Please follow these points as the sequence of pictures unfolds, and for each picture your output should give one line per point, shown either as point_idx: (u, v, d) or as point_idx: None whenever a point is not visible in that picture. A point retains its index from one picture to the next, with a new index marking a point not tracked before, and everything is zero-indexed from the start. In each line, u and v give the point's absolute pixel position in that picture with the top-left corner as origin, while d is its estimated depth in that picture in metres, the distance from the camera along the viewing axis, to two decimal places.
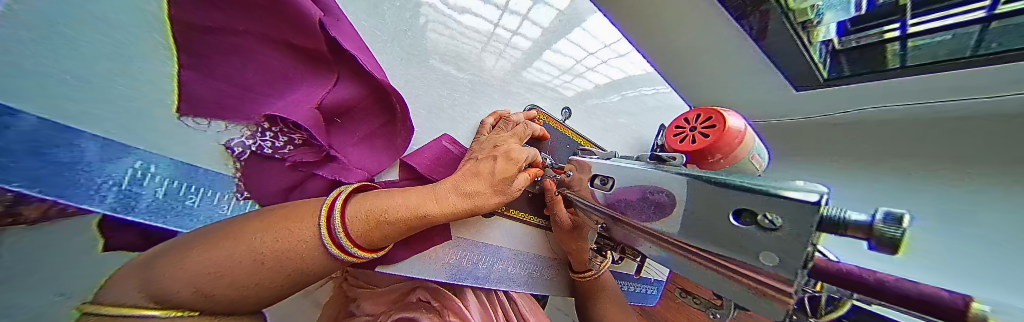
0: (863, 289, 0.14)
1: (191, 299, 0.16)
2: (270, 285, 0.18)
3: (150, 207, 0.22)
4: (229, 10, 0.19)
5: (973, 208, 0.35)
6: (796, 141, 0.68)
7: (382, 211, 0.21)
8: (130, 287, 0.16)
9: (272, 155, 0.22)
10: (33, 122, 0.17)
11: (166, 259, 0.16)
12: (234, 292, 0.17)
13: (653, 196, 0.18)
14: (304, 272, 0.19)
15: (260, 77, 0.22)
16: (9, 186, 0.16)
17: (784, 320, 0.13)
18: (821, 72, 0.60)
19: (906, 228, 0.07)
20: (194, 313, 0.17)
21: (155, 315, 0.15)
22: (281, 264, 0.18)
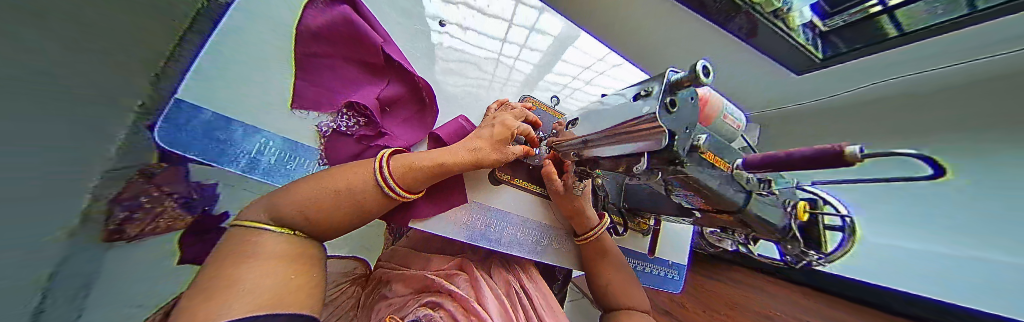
0: (785, 166, 0.18)
1: (292, 221, 0.25)
2: (342, 211, 0.27)
3: (265, 170, 0.32)
4: (328, 44, 0.31)
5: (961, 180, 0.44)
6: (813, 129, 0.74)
7: (414, 162, 0.30)
8: (258, 214, 0.25)
9: (346, 131, 0.32)
10: (210, 118, 0.30)
11: (280, 195, 0.26)
12: (318, 216, 0.26)
13: (615, 126, 0.23)
14: (362, 205, 0.28)
15: (340, 83, 0.32)
16: (191, 154, 0.28)
17: (676, 146, 0.18)
18: (817, 54, 0.71)
19: (695, 67, 0.14)
20: (292, 232, 0.25)
21: (272, 228, 0.24)
22: (344, 197, 0.26)
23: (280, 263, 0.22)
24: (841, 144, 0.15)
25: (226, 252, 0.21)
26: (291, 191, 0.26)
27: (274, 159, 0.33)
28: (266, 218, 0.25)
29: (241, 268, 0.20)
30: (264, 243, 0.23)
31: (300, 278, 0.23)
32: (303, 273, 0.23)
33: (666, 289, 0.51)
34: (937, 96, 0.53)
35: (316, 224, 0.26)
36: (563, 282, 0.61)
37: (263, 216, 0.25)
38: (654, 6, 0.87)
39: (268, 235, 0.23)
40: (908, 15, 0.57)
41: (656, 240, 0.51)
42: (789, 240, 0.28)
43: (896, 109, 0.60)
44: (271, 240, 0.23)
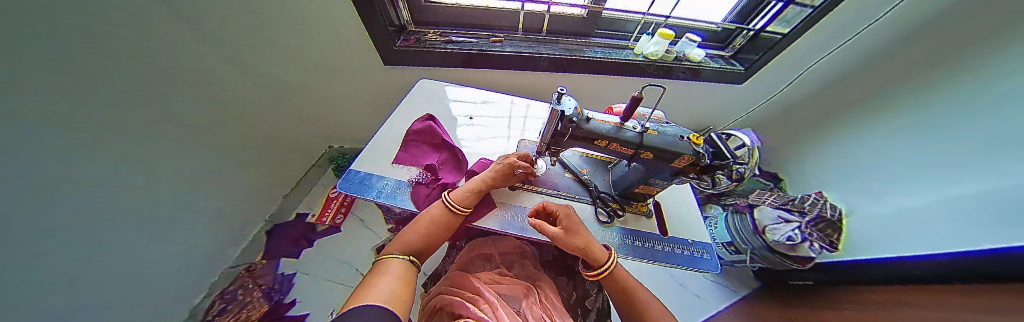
0: (635, 107, 0.39)
1: (407, 251, 0.44)
2: (431, 233, 0.48)
3: (383, 195, 0.57)
4: (417, 140, 0.68)
5: (996, 121, 0.58)
6: (886, 97, 0.86)
7: (461, 192, 0.52)
8: (392, 249, 0.44)
9: (421, 181, 0.60)
10: (363, 177, 0.61)
11: (396, 237, 0.46)
12: (418, 240, 0.46)
13: (550, 128, 0.44)
14: (440, 226, 0.49)
15: (422, 154, 0.66)
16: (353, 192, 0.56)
17: (568, 115, 0.41)
18: (738, 68, 1.10)
19: (556, 92, 0.40)
20: (406, 257, 0.43)
21: (402, 255, 0.42)
22: (439, 226, 0.49)
23: (395, 278, 0.37)
24: (635, 95, 0.37)
25: (375, 271, 0.39)
26: (402, 232, 0.47)
27: (389, 189, 0.59)
28: (394, 251, 0.43)
29: (379, 278, 0.36)
30: (393, 265, 0.40)
31: (401, 294, 0.34)
32: (405, 289, 0.36)
33: (695, 266, 0.52)
34: (933, 47, 0.75)
35: (416, 246, 0.45)
36: (596, 296, 0.64)
37: (393, 251, 0.44)
38: (614, 82, 1.17)
39: (395, 260, 0.41)
40: (776, 29, 0.96)
41: (659, 218, 0.60)
42: (703, 157, 0.42)
43: (918, 44, 0.78)
44: (394, 264, 0.40)
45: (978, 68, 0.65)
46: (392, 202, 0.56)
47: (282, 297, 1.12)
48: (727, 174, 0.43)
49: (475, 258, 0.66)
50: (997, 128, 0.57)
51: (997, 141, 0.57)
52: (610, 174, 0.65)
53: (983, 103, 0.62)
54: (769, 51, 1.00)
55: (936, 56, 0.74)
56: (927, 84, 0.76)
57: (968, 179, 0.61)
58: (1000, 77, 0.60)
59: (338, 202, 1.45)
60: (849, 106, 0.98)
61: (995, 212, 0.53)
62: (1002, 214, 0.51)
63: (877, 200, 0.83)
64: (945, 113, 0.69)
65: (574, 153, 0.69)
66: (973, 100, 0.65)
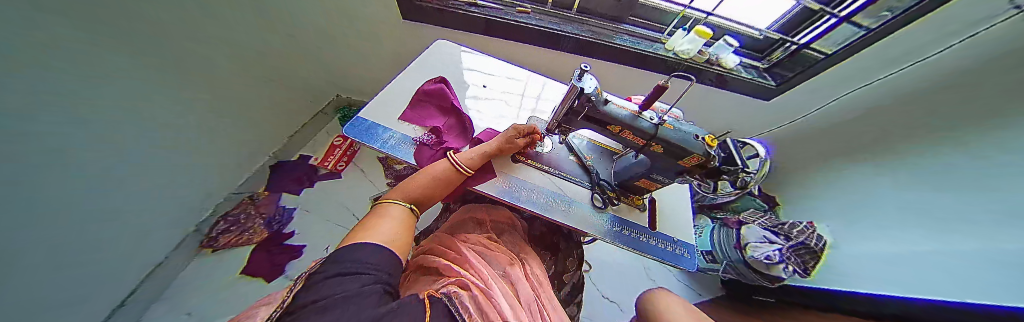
0: (657, 96, 0.38)
1: (410, 199, 0.45)
2: (434, 187, 0.49)
3: (388, 146, 0.58)
4: (426, 101, 0.67)
5: (989, 181, 0.58)
6: (900, 141, 0.85)
7: (469, 154, 0.53)
8: (395, 194, 0.45)
9: (424, 141, 0.61)
10: (370, 126, 0.62)
11: (402, 184, 0.48)
12: (421, 192, 0.47)
13: (567, 105, 0.44)
14: (445, 182, 0.51)
15: (430, 116, 0.66)
16: (359, 138, 0.58)
17: (588, 94, 0.40)
18: (771, 83, 1.08)
19: (581, 68, 0.39)
20: (409, 206, 0.44)
21: (405, 203, 0.44)
22: (443, 180, 0.50)
23: (395, 222, 0.39)
24: (661, 84, 0.36)
25: (373, 213, 0.40)
26: (406, 181, 0.47)
27: (394, 141, 0.60)
28: (397, 197, 0.45)
29: (378, 221, 0.37)
30: (394, 210, 0.41)
31: (401, 236, 0.37)
32: (403, 234, 0.38)
33: (675, 261, 0.55)
34: (950, 99, 0.73)
35: (418, 197, 0.47)
36: (574, 273, 0.71)
37: (397, 196, 0.45)
38: (636, 75, 1.13)
39: (395, 205, 0.43)
40: (821, 47, 0.95)
41: (650, 212, 0.62)
42: (713, 159, 0.42)
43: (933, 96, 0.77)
44: (393, 209, 0.41)
45: (973, 128, 0.66)
46: (397, 154, 0.58)
47: (281, 228, 1.19)
48: (732, 180, 0.44)
49: (468, 220, 0.69)
50: (990, 192, 0.58)
51: (990, 201, 0.57)
52: (615, 165, 0.65)
53: (966, 154, 0.66)
54: (810, 68, 0.96)
55: (950, 109, 0.73)
56: (937, 135, 0.75)
57: (958, 237, 0.61)
58: (995, 143, 0.60)
59: (342, 151, 1.48)
60: (867, 144, 0.96)
61: (973, 269, 0.54)
62: (979, 273, 0.53)
63: (870, 238, 0.84)
64: (944, 165, 0.70)
65: (582, 138, 0.70)
66: (968, 159, 0.65)
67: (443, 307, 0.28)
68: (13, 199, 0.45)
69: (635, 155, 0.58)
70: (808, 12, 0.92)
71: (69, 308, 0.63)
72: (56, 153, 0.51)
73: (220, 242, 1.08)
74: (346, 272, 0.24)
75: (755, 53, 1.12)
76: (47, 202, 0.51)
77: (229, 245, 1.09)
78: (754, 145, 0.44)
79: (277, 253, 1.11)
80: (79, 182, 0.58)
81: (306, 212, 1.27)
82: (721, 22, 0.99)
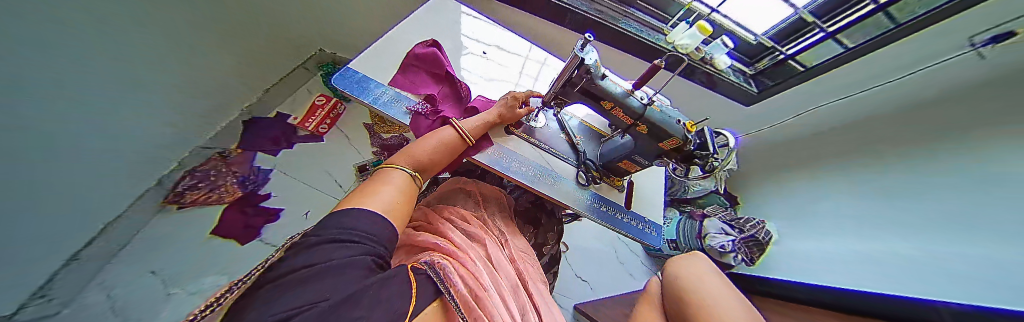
0: (650, 76, 0.39)
1: (414, 167, 0.42)
2: (438, 156, 0.45)
3: (381, 103, 0.56)
4: (419, 65, 0.63)
5: (916, 197, 0.69)
6: (835, 157, 0.98)
7: (472, 122, 0.52)
8: (397, 160, 0.42)
9: (417, 110, 0.57)
10: (361, 79, 0.59)
11: (404, 151, 0.43)
12: (425, 160, 0.43)
13: (565, 77, 0.45)
14: (450, 151, 0.48)
15: (424, 81, 0.63)
16: (348, 91, 0.54)
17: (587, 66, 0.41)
18: (753, 90, 1.16)
19: (584, 37, 0.38)
20: (414, 174, 0.41)
21: (410, 171, 0.40)
22: (448, 147, 0.47)
23: (398, 190, 0.36)
24: (656, 64, 0.37)
25: (375, 178, 0.37)
26: (412, 146, 0.44)
27: (387, 99, 0.57)
28: (400, 162, 0.41)
29: (379, 187, 0.34)
30: (397, 177, 0.38)
31: (401, 206, 0.34)
32: (405, 203, 0.35)
33: (645, 239, 0.60)
34: (876, 125, 0.85)
35: (423, 166, 0.43)
36: (553, 244, 0.76)
37: (400, 162, 0.41)
38: (635, 63, 1.14)
39: (399, 172, 0.39)
40: (803, 59, 1.01)
41: (627, 193, 0.67)
42: (689, 143, 0.46)
43: (863, 125, 0.89)
44: (396, 176, 0.38)
45: (898, 152, 0.78)
46: (383, 110, 0.54)
47: (257, 188, 1.13)
48: (702, 165, 0.47)
49: (456, 191, 0.65)
50: (921, 206, 0.67)
51: (921, 213, 0.66)
52: (602, 147, 0.67)
53: (892, 172, 0.78)
54: (790, 79, 1.04)
55: (875, 135, 0.85)
56: (870, 154, 0.86)
57: (889, 240, 0.71)
58: (923, 167, 0.70)
59: (324, 113, 1.40)
60: (812, 156, 1.08)
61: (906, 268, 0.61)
62: (914, 271, 0.59)
63: (818, 240, 0.93)
64: (871, 179, 0.83)
65: (574, 118, 0.72)
66: (896, 178, 0.76)
67: (428, 279, 0.29)
68: (15, 194, 0.42)
69: (621, 138, 0.60)
70: (800, 22, 0.98)
71: (70, 245, 0.63)
72: (74, 96, 0.50)
73: (188, 198, 0.99)
74: (336, 238, 0.23)
75: (746, 58, 1.18)
76: (74, 144, 0.52)
77: (199, 203, 1.01)
78: (727, 137, 0.47)
79: (252, 215, 1.07)
80: (95, 126, 0.58)
81: (284, 172, 1.21)
82: (722, 20, 1.02)
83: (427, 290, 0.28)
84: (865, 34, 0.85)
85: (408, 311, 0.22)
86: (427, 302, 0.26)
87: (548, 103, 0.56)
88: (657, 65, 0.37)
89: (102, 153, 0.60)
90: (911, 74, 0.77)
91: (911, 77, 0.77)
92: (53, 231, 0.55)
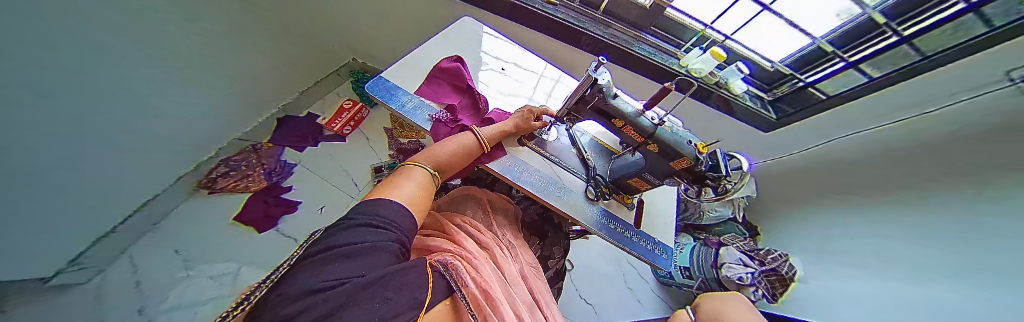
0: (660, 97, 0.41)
1: (433, 167, 0.45)
2: (456, 159, 0.48)
3: (405, 109, 0.61)
4: (443, 77, 0.69)
5: (964, 241, 0.61)
6: (869, 192, 0.91)
7: (489, 130, 0.56)
8: (420, 158, 0.45)
9: (438, 118, 0.61)
10: (390, 87, 0.65)
11: (425, 150, 0.46)
12: (443, 161, 0.46)
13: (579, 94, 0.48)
14: (468, 155, 0.51)
15: (446, 92, 0.68)
16: (378, 97, 0.60)
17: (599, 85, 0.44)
18: (773, 116, 1.14)
19: (596, 60, 0.41)
20: (433, 173, 0.44)
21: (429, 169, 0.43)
22: (465, 151, 0.50)
23: (417, 186, 0.38)
24: (666, 86, 0.39)
25: (398, 173, 0.40)
26: (433, 148, 0.47)
27: (411, 106, 0.62)
28: (421, 161, 0.44)
29: (401, 182, 0.37)
30: (418, 174, 0.41)
31: (422, 201, 0.37)
32: (423, 199, 0.38)
33: (654, 260, 0.59)
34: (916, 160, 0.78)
35: (441, 167, 0.46)
36: (558, 259, 0.75)
37: (422, 160, 0.44)
38: (648, 85, 1.16)
39: (420, 170, 0.42)
40: (824, 87, 0.99)
41: (637, 211, 0.66)
42: (700, 164, 0.45)
43: (904, 159, 0.81)
44: (417, 173, 0.41)
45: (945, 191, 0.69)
46: (405, 114, 0.59)
47: (280, 181, 1.21)
48: (714, 186, 0.47)
49: (467, 197, 0.66)
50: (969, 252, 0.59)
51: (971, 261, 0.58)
52: (613, 163, 0.68)
53: (937, 213, 0.70)
54: (810, 107, 1.02)
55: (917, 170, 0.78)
56: (914, 192, 0.78)
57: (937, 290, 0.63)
58: (968, 209, 0.62)
59: (349, 115, 1.49)
60: (844, 189, 1.00)
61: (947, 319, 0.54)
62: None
63: (856, 283, 0.85)
64: (916, 220, 0.74)
65: (586, 134, 0.74)
66: (943, 220, 0.68)
67: (440, 277, 0.31)
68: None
69: (632, 155, 0.61)
70: (818, 52, 0.98)
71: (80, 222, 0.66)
72: (82, 79, 0.53)
73: (221, 184, 1.09)
74: (365, 224, 0.25)
75: (764, 84, 1.18)
76: (74, 123, 0.55)
77: (228, 190, 1.10)
78: (739, 159, 0.47)
79: (273, 205, 1.14)
80: (102, 108, 0.60)
81: (305, 168, 1.29)
82: (736, 47, 1.06)
83: (441, 287, 0.29)
84: (887, 64, 0.82)
85: (424, 300, 0.24)
86: (438, 299, 0.27)
87: (560, 118, 0.58)
88: (666, 87, 0.39)
89: (106, 135, 0.63)
90: (938, 109, 0.71)
91: (939, 111, 0.71)
92: (49, 207, 0.56)
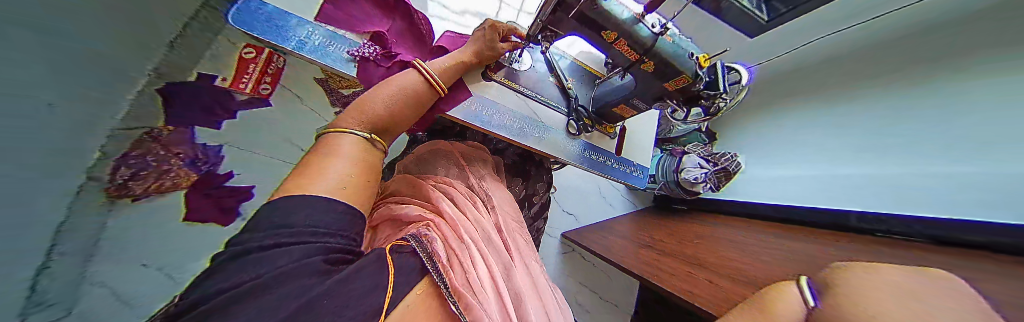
0: None
1: (368, 127, 0.35)
2: (402, 113, 0.38)
3: (309, 48, 0.41)
4: None
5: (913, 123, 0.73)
6: (821, 91, 1.01)
7: (440, 66, 0.42)
8: (348, 118, 0.34)
9: (365, 54, 0.44)
10: (272, 15, 0.41)
11: (353, 106, 0.35)
12: (381, 117, 0.36)
13: None
14: (418, 105, 0.40)
15: (366, 17, 0.48)
16: (255, 33, 0.38)
17: None
18: (764, 18, 1.15)
19: None
20: (371, 135, 0.35)
21: (362, 134, 0.34)
22: (413, 98, 0.39)
23: (349, 160, 0.31)
24: None
25: (322, 145, 0.31)
26: (359, 107, 0.35)
27: (318, 42, 0.42)
28: (352, 124, 0.34)
29: (326, 159, 0.29)
30: (349, 142, 0.32)
31: (360, 179, 0.31)
32: (363, 175, 0.31)
33: (631, 182, 0.63)
34: (896, 51, 0.83)
35: (383, 124, 0.36)
36: (542, 194, 0.78)
37: (352, 120, 0.34)
38: None
39: (348, 137, 0.33)
40: None
41: (619, 139, 0.64)
42: (699, 81, 0.41)
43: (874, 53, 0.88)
44: (346, 143, 0.32)
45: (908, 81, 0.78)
46: (311, 55, 0.41)
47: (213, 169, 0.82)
48: (707, 106, 0.44)
49: (438, 153, 0.58)
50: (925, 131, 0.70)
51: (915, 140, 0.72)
52: (595, 90, 0.62)
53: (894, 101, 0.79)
54: (800, 5, 1.04)
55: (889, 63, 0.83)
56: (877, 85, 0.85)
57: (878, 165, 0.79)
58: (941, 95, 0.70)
59: (258, 67, 0.94)
60: (792, 93, 1.12)
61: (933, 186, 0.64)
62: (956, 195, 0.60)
63: (789, 168, 1.05)
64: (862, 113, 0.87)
65: (564, 56, 0.62)
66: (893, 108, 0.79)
67: (405, 266, 0.27)
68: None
69: (620, 77, 0.54)
70: None
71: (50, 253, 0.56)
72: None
73: (142, 189, 0.62)
74: (251, 250, 0.20)
75: None
76: None
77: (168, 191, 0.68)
78: (741, 74, 0.42)
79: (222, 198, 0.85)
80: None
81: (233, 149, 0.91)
82: None
83: (408, 276, 0.26)
84: None
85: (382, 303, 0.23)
86: (405, 292, 0.25)
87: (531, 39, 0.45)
88: None
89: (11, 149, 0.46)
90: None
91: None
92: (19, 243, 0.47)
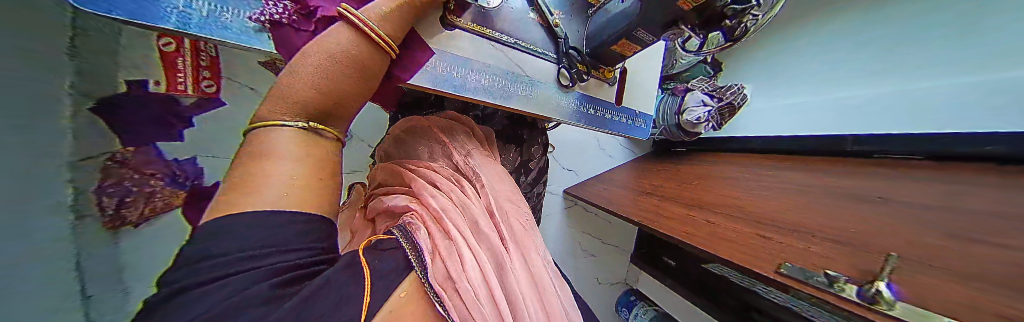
0: None
1: (302, 114, 0.25)
2: (347, 88, 0.27)
3: (206, 23, 0.27)
4: None
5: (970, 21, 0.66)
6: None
7: (382, 11, 0.29)
8: (270, 105, 0.24)
9: (274, 16, 0.31)
10: None
11: (274, 87, 0.24)
12: (316, 97, 0.25)
13: None
14: (367, 73, 0.28)
15: None
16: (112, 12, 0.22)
17: None
18: None
19: None
20: (310, 124, 0.25)
21: (292, 125, 0.23)
22: (357, 64, 0.27)
23: (285, 164, 0.22)
24: None
25: (247, 148, 0.23)
26: (284, 86, 0.24)
27: (210, 10, 0.28)
28: (277, 113, 0.24)
29: (250, 169, 0.21)
30: (280, 139, 0.23)
31: (310, 186, 0.23)
32: (310, 182, 0.23)
33: (632, 133, 0.58)
34: None
35: (325, 107, 0.26)
36: (539, 158, 0.73)
37: (276, 107, 0.24)
38: None
39: (275, 132, 0.23)
40: None
41: (620, 85, 0.56)
42: None
43: None
44: (275, 140, 0.22)
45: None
46: (215, 37, 0.28)
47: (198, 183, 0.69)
48: (730, 27, 0.37)
49: (415, 131, 0.51)
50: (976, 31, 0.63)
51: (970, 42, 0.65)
52: (588, 24, 0.51)
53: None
54: None
55: None
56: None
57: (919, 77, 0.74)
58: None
59: (193, 61, 0.59)
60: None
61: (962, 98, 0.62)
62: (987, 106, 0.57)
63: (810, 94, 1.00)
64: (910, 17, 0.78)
65: None
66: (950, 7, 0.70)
67: (382, 267, 0.24)
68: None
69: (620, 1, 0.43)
70: None
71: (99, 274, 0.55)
72: None
73: (131, 217, 0.51)
74: (191, 286, 0.14)
75: None
76: None
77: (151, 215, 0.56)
78: None
79: None
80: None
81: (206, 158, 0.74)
82: None
83: (386, 279, 0.23)
84: None
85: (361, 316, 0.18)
86: (386, 295, 0.21)
87: None
88: None
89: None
90: None
91: None
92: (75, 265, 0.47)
